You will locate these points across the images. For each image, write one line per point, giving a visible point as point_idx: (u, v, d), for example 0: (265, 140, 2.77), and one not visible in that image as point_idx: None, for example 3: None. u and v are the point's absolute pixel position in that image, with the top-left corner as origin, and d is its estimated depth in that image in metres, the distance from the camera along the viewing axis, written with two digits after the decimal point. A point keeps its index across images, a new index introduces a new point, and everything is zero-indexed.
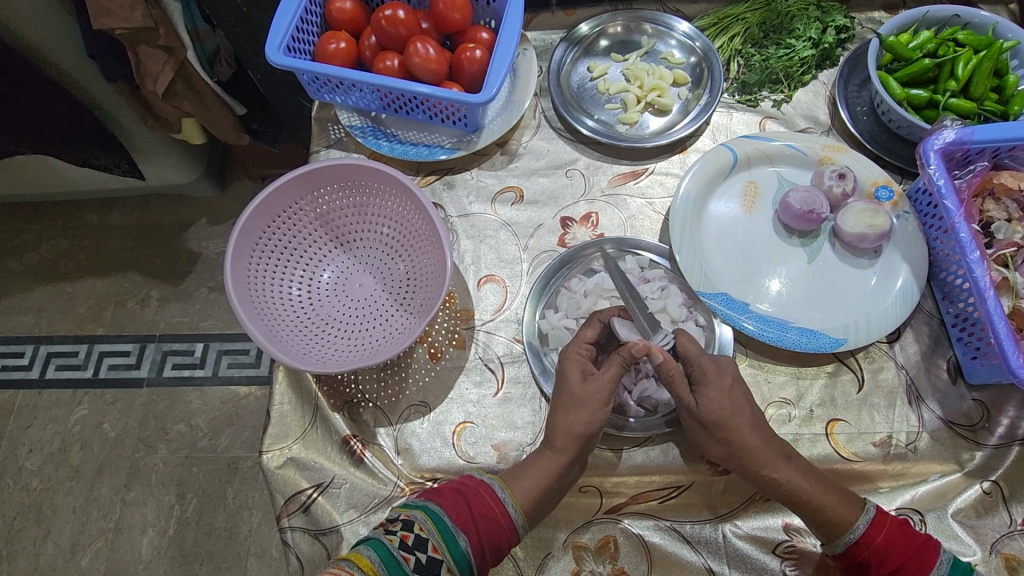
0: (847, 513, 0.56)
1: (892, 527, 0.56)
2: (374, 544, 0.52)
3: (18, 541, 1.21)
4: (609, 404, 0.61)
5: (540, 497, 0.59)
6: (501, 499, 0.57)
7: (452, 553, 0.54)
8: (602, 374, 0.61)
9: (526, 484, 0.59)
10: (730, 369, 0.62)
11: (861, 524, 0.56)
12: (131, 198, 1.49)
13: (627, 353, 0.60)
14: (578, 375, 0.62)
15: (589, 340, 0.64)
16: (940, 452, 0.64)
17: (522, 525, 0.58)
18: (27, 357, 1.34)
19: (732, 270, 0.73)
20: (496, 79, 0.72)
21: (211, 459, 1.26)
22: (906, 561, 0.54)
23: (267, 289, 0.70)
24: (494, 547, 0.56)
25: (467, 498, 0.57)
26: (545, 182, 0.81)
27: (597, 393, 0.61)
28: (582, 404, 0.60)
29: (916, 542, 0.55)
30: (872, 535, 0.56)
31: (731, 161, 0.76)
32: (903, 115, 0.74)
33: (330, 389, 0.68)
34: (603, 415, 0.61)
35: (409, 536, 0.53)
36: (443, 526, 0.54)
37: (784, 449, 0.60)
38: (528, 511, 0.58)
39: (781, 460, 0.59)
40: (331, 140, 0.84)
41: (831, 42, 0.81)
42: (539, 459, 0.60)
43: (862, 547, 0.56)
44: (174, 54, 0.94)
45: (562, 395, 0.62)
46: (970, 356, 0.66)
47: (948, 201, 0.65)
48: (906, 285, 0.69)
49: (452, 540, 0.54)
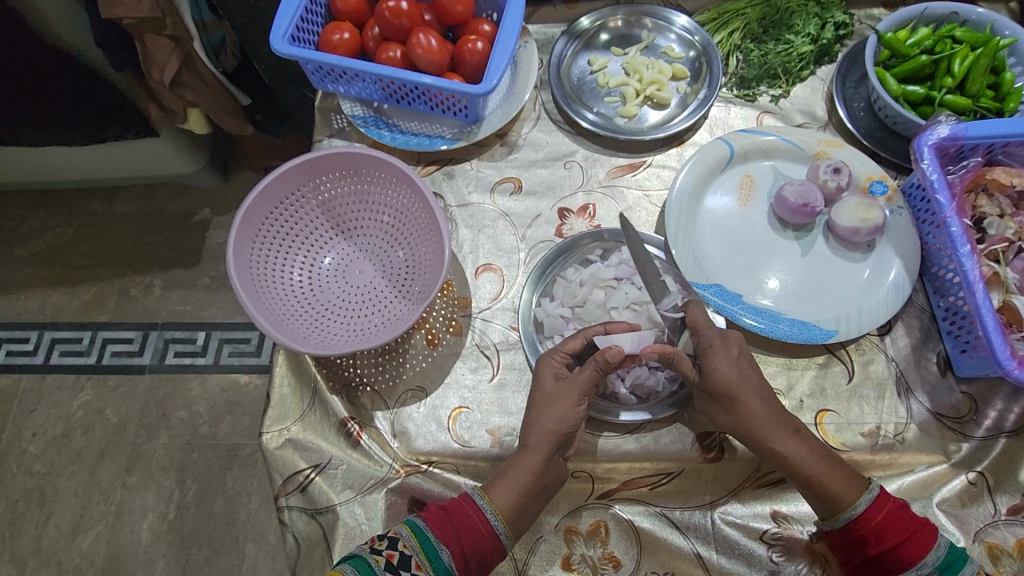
0: (849, 492, 0.57)
1: (894, 508, 0.57)
2: (356, 562, 0.53)
3: (21, 523, 1.22)
4: (581, 403, 0.62)
5: (523, 497, 0.59)
6: (480, 507, 0.58)
7: (435, 570, 0.55)
8: (575, 376, 0.63)
9: (518, 469, 0.60)
10: (737, 342, 0.63)
11: (863, 501, 0.57)
12: (136, 187, 1.51)
13: (603, 360, 0.61)
14: (551, 377, 0.64)
15: (570, 350, 0.65)
16: (928, 443, 0.65)
17: (505, 534, 0.58)
18: (32, 342, 1.36)
19: (726, 262, 0.73)
20: (496, 70, 0.73)
21: (211, 446, 1.28)
22: (905, 539, 0.55)
23: (269, 274, 0.72)
24: (478, 558, 0.57)
25: (449, 513, 0.58)
26: (543, 173, 0.82)
27: (569, 391, 0.62)
28: (567, 413, 0.61)
29: (917, 522, 0.56)
30: (873, 512, 0.56)
31: (727, 155, 0.77)
32: (899, 111, 0.75)
33: (328, 372, 0.69)
34: (576, 413, 0.62)
35: (394, 555, 0.54)
36: (426, 541, 0.56)
37: (790, 423, 0.61)
38: (510, 518, 0.58)
39: (788, 433, 0.60)
40: (333, 129, 0.85)
41: (829, 38, 0.82)
42: (518, 459, 0.60)
43: (861, 523, 0.56)
44: (180, 44, 0.96)
45: (535, 397, 0.63)
46: (960, 349, 0.67)
47: (940, 196, 0.66)
48: (898, 278, 0.70)
49: (434, 555, 0.55)
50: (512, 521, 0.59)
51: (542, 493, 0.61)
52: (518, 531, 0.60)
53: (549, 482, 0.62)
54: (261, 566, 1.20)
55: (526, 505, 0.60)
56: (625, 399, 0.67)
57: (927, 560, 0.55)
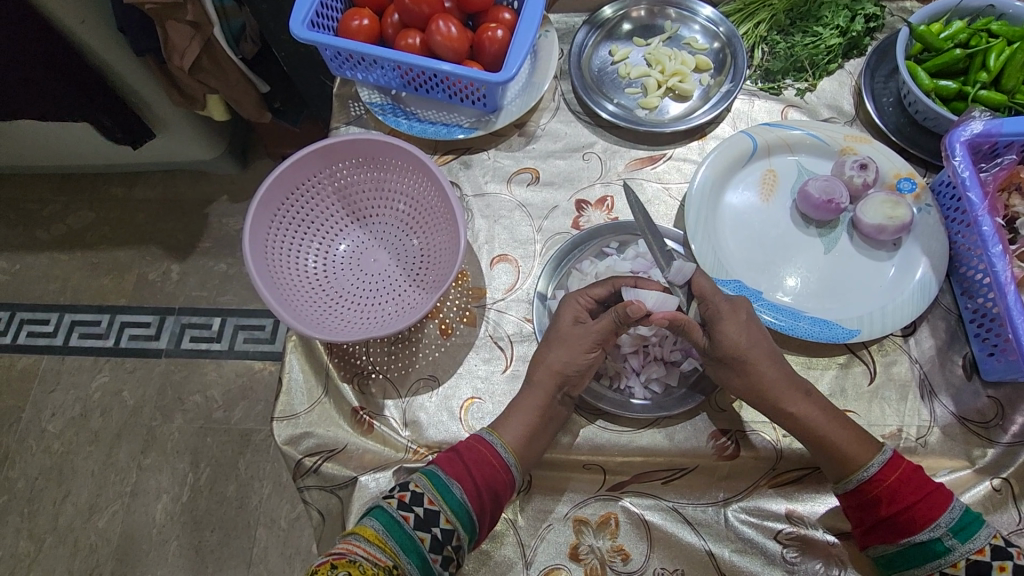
0: (862, 452, 0.57)
1: (906, 468, 0.56)
2: (376, 513, 0.53)
3: (39, 501, 1.24)
4: (592, 350, 0.63)
5: (530, 435, 0.61)
6: (490, 443, 0.59)
7: (449, 504, 0.55)
8: (592, 324, 0.63)
9: (524, 433, 0.60)
10: (745, 305, 0.63)
11: (875, 463, 0.57)
12: (155, 173, 1.52)
13: (622, 312, 0.60)
14: (570, 320, 0.65)
15: (593, 297, 0.65)
16: (951, 447, 0.63)
17: (514, 466, 0.59)
18: (53, 324, 1.38)
19: (747, 258, 0.72)
20: (517, 58, 0.72)
21: (225, 430, 1.29)
22: (918, 500, 0.55)
23: (284, 260, 0.71)
24: (491, 490, 0.57)
25: (459, 452, 0.59)
26: (561, 164, 0.81)
27: (583, 338, 0.63)
28: (575, 358, 0.63)
29: (931, 484, 0.55)
30: (887, 473, 0.56)
31: (750, 148, 0.76)
32: (930, 106, 0.73)
33: (340, 360, 0.69)
34: (585, 359, 0.63)
35: (406, 495, 0.55)
36: (437, 479, 0.56)
37: (802, 384, 0.61)
38: (518, 450, 0.60)
39: (800, 396, 0.60)
40: (351, 117, 0.85)
41: (859, 30, 0.80)
42: (524, 399, 0.62)
43: (874, 484, 0.56)
44: (202, 30, 0.95)
45: (550, 334, 0.65)
46: (987, 352, 0.65)
47: (971, 193, 0.64)
48: (925, 277, 0.68)
49: (446, 491, 0.55)
50: (521, 454, 0.60)
51: (552, 430, 0.63)
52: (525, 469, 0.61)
53: (554, 418, 0.63)
54: (272, 550, 1.21)
55: (535, 438, 0.61)
56: (638, 394, 0.67)
57: (941, 521, 0.54)
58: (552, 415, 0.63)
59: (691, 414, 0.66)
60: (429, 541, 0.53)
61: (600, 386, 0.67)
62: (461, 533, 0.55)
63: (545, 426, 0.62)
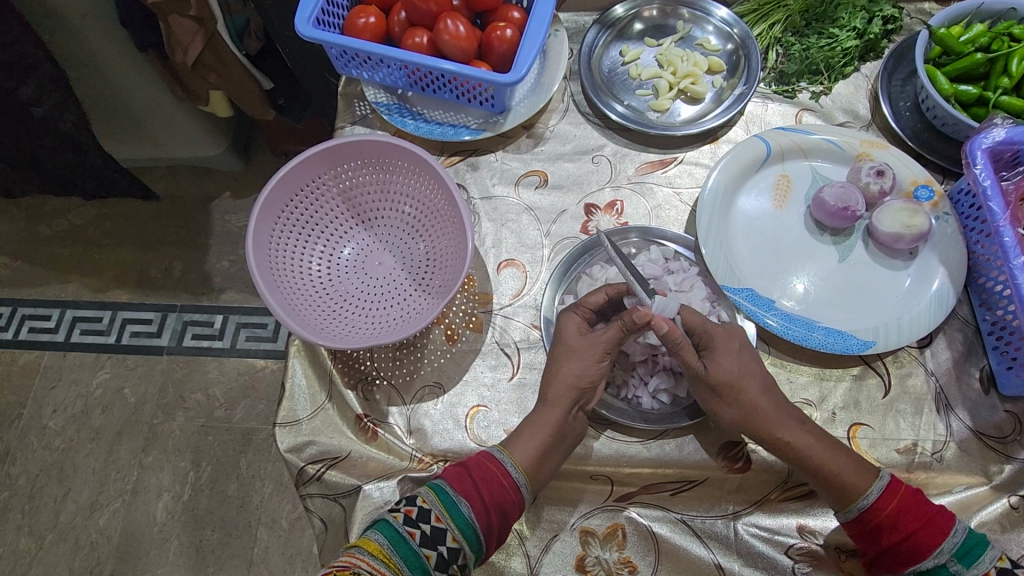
0: (858, 480, 0.56)
1: (905, 496, 0.55)
2: (381, 527, 0.52)
3: (40, 498, 1.24)
4: (603, 360, 0.62)
5: (540, 452, 0.59)
6: (500, 461, 0.58)
7: (456, 521, 0.54)
8: (599, 334, 0.62)
9: (535, 448, 0.59)
10: (739, 334, 0.62)
11: (873, 491, 0.55)
12: (158, 169, 1.51)
13: (629, 319, 0.59)
14: (575, 332, 0.64)
15: (595, 308, 0.64)
16: (967, 463, 0.62)
17: (525, 485, 0.58)
18: (54, 320, 1.37)
19: (759, 265, 0.70)
20: (526, 59, 0.70)
21: (227, 429, 1.28)
22: (919, 528, 0.54)
23: (288, 263, 0.70)
24: (500, 509, 0.56)
25: (469, 468, 0.57)
26: (570, 167, 0.80)
27: (593, 349, 0.62)
28: (586, 369, 0.62)
29: (931, 509, 0.54)
30: (885, 502, 0.55)
31: (765, 153, 0.74)
32: (949, 112, 0.71)
33: (344, 366, 0.68)
34: (596, 371, 0.62)
35: (412, 510, 0.53)
36: (444, 495, 0.55)
37: (796, 414, 0.60)
38: (530, 470, 0.59)
39: (792, 424, 0.59)
40: (356, 116, 0.83)
41: (877, 33, 0.78)
42: (535, 414, 0.61)
43: (874, 513, 0.55)
44: (205, 25, 0.93)
45: (558, 347, 0.64)
46: (1006, 366, 0.64)
47: (993, 203, 0.62)
48: (942, 289, 0.66)
49: (453, 508, 0.54)
50: (532, 473, 0.59)
51: (566, 447, 0.61)
52: (535, 489, 0.60)
53: (568, 433, 0.61)
54: (273, 549, 1.20)
55: (547, 454, 0.60)
56: (647, 405, 0.65)
57: (943, 548, 0.53)
58: (567, 434, 0.61)
59: (701, 425, 0.65)
60: (435, 559, 0.52)
61: (609, 396, 0.66)
62: (467, 551, 0.54)
63: (556, 441, 0.60)
